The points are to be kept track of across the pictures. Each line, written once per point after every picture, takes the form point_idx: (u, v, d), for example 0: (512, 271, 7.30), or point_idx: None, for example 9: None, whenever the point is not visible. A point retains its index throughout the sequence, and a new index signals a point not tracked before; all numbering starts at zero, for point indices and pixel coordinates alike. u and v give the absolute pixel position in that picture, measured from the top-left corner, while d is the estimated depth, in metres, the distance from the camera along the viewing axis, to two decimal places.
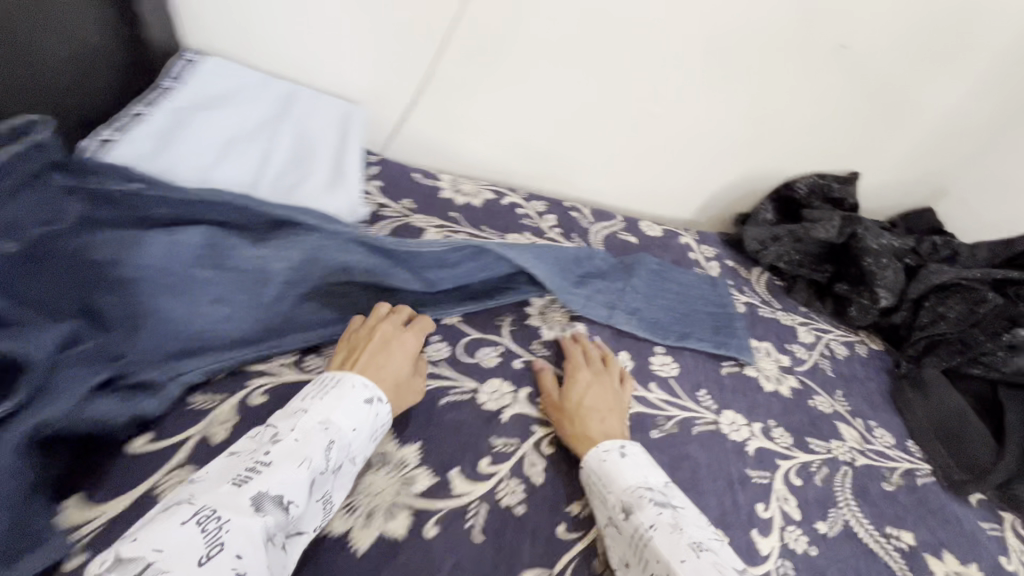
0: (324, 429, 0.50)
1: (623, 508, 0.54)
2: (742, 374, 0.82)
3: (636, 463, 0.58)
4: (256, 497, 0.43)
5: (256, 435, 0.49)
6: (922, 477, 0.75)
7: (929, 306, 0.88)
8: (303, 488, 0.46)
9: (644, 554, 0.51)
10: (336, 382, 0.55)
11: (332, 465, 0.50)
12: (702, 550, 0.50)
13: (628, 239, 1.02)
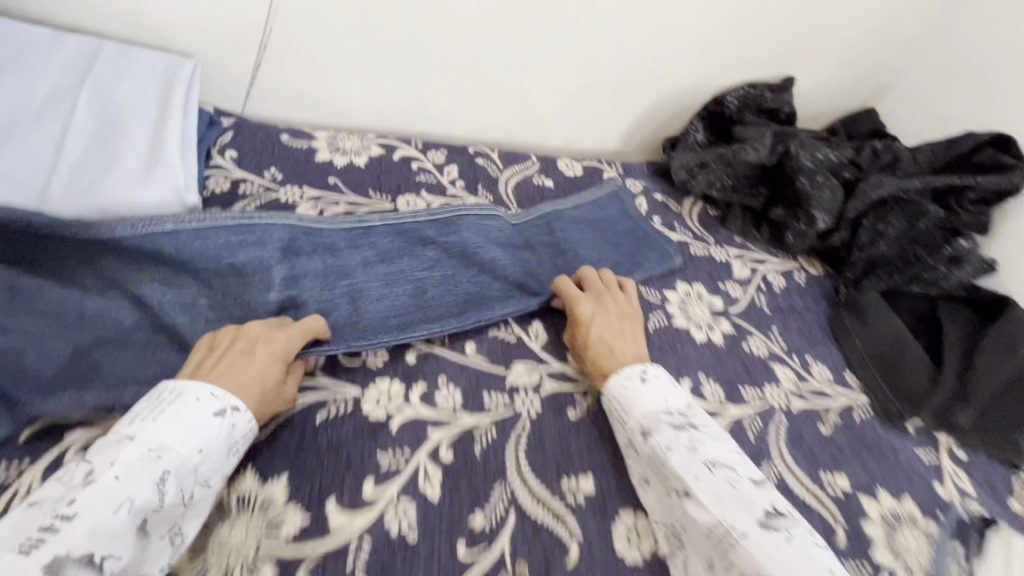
0: (155, 460, 0.43)
1: (641, 430, 0.56)
2: (671, 327, 0.75)
3: (657, 390, 0.59)
4: (53, 560, 0.35)
5: (64, 477, 0.41)
6: (859, 411, 0.71)
7: (868, 225, 0.81)
8: (127, 533, 0.39)
9: (663, 471, 0.53)
10: (175, 397, 0.47)
11: (169, 502, 0.42)
12: (715, 466, 0.51)
13: (544, 184, 0.91)
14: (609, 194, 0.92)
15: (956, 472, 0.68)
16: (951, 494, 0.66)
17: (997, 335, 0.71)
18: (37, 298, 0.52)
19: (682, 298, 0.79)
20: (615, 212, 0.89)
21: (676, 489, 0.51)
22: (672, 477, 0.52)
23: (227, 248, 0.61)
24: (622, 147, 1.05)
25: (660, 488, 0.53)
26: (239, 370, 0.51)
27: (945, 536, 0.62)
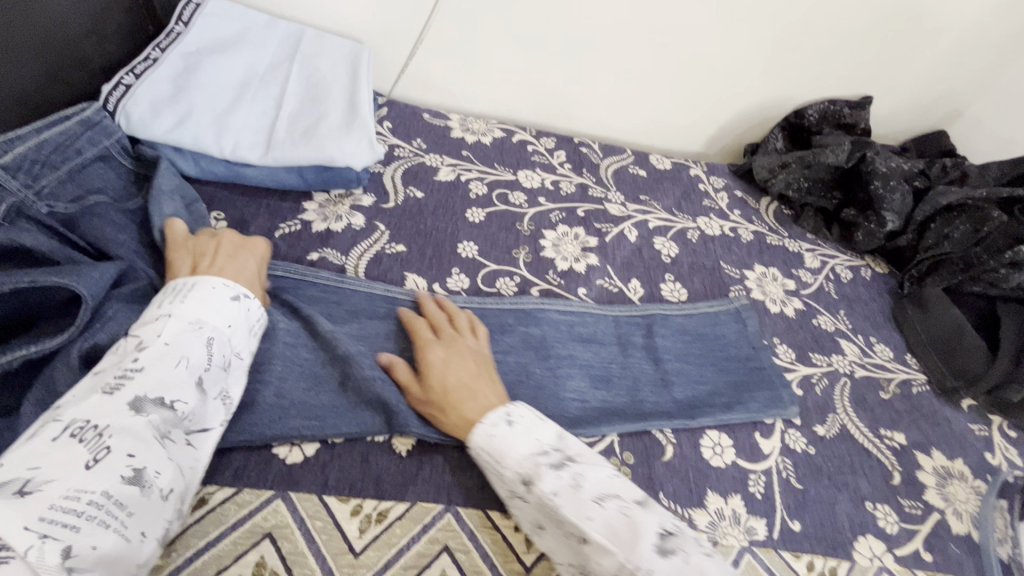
0: (194, 329, 0.49)
1: (522, 480, 0.50)
2: (750, 298, 0.86)
3: (523, 429, 0.53)
4: (135, 400, 0.43)
5: (118, 348, 0.46)
6: (917, 386, 0.80)
7: (935, 228, 0.91)
8: (190, 387, 0.46)
9: (556, 516, 0.48)
10: (190, 287, 0.52)
11: (216, 362, 0.49)
12: (606, 500, 0.48)
13: (638, 172, 1.04)
14: (695, 187, 1.04)
15: (1005, 445, 0.76)
16: (1000, 462, 0.74)
17: None
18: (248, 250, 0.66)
19: (760, 277, 0.90)
20: (700, 202, 1.01)
21: (515, 484, 0.50)
22: (506, 466, 0.51)
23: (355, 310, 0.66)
24: (705, 150, 1.17)
25: (503, 491, 0.52)
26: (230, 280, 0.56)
27: (991, 493, 0.69)
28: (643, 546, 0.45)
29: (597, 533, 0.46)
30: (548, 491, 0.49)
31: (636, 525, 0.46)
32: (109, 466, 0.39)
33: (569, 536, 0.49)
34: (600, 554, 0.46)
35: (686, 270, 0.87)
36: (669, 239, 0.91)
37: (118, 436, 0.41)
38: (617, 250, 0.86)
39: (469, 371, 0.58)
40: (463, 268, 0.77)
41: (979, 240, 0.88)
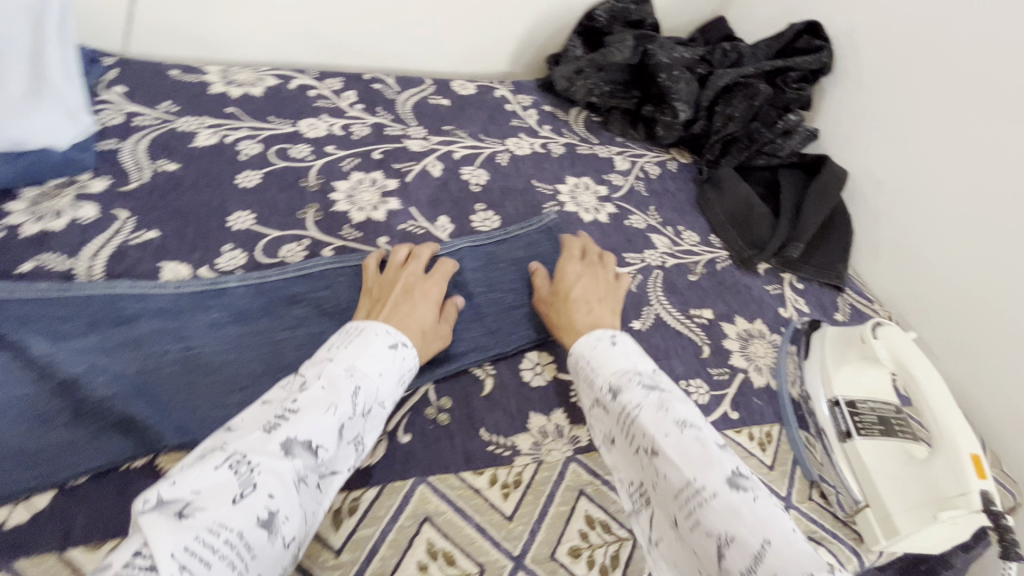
0: (349, 375, 0.49)
1: (611, 389, 0.55)
2: (563, 212, 0.86)
3: (626, 355, 0.58)
4: (285, 441, 0.43)
5: (285, 384, 0.49)
6: (721, 263, 0.86)
7: (719, 110, 0.96)
8: (331, 431, 0.45)
9: (630, 429, 0.52)
10: (359, 332, 0.54)
11: (360, 411, 0.49)
12: (688, 427, 0.49)
13: (440, 103, 0.97)
14: (501, 110, 1.01)
15: (795, 298, 0.84)
16: (791, 314, 0.82)
17: (819, 185, 0.89)
18: None
19: (572, 189, 0.90)
20: (508, 124, 0.98)
21: (604, 392, 0.55)
22: (604, 381, 0.56)
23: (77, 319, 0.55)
24: (512, 69, 1.13)
25: (593, 404, 0.57)
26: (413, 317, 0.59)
27: (785, 343, 0.77)
28: (714, 471, 0.46)
29: (671, 448, 0.48)
30: (634, 404, 0.52)
31: (702, 440, 0.48)
32: (253, 502, 0.39)
33: (635, 453, 0.52)
34: (668, 469, 0.48)
35: (497, 196, 0.85)
36: (477, 168, 0.88)
37: (265, 473, 0.41)
38: (421, 188, 0.81)
39: (597, 292, 0.67)
40: (237, 242, 0.67)
41: (756, 115, 0.95)
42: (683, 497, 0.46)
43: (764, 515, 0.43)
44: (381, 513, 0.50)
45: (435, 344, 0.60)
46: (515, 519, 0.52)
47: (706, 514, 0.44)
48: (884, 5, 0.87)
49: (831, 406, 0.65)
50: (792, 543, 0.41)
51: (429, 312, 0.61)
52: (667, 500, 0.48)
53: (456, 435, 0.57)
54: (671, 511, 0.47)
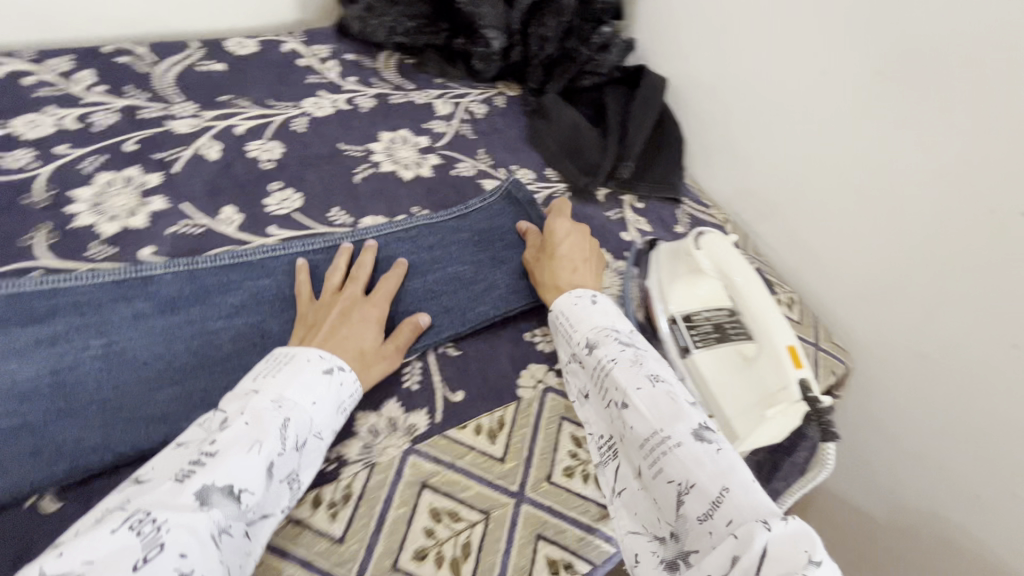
0: (276, 408, 0.45)
1: (587, 342, 0.56)
2: (379, 174, 0.76)
3: (602, 311, 0.58)
4: (200, 490, 0.39)
5: (205, 422, 0.45)
6: (559, 198, 0.82)
7: (533, 32, 0.89)
8: (257, 473, 0.41)
9: (605, 382, 0.53)
10: (288, 359, 0.50)
11: (291, 445, 0.45)
12: (658, 380, 0.50)
13: (212, 68, 0.81)
14: (292, 66, 0.86)
15: (636, 219, 0.82)
16: (634, 236, 0.80)
17: (640, 98, 0.86)
18: None
19: (388, 145, 0.80)
20: (303, 81, 0.85)
21: (581, 344, 0.56)
22: (582, 337, 0.56)
23: None
24: (303, 15, 0.98)
25: (576, 372, 0.58)
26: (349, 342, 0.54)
27: (628, 269, 0.73)
28: (681, 424, 0.46)
29: (642, 401, 0.49)
30: (608, 358, 0.53)
31: (673, 395, 0.49)
32: (162, 566, 0.35)
33: (607, 407, 0.53)
34: (637, 419, 0.48)
35: (297, 169, 0.73)
36: (267, 141, 0.75)
37: (176, 531, 0.36)
38: (194, 178, 0.67)
39: (585, 250, 0.67)
40: None
41: (570, 32, 0.89)
42: (649, 446, 0.47)
43: (728, 464, 0.43)
44: None
45: (381, 364, 0.55)
46: (349, 540, 0.48)
47: (669, 462, 0.45)
48: None
49: (671, 325, 0.64)
50: (753, 495, 0.40)
51: (370, 334, 0.56)
52: (632, 449, 0.49)
53: None
54: (636, 457, 0.48)
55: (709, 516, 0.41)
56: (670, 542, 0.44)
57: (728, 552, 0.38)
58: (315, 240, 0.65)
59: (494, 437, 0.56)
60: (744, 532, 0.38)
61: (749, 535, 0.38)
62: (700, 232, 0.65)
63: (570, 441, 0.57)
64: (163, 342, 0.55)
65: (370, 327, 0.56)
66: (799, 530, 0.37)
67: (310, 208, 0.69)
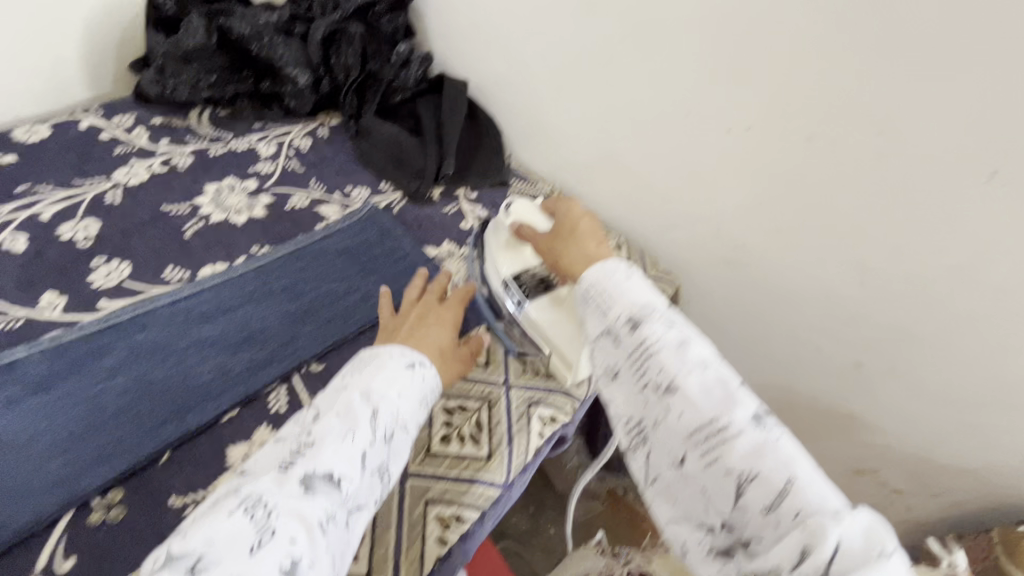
0: (365, 399, 0.46)
1: (627, 322, 0.47)
2: (210, 225, 0.77)
3: (690, 340, 0.46)
4: (302, 479, 0.40)
5: (298, 419, 0.47)
6: (397, 206, 0.87)
7: (335, 62, 0.95)
8: (353, 461, 0.43)
9: (647, 367, 0.46)
10: (374, 357, 0.51)
11: (381, 434, 0.45)
12: (710, 367, 0.45)
13: (1, 162, 0.78)
14: (94, 142, 0.85)
15: (472, 208, 0.90)
16: (473, 223, 0.88)
17: (447, 101, 0.94)
18: None
19: (215, 196, 0.81)
20: (110, 153, 0.84)
21: (620, 322, 0.48)
22: (654, 364, 0.46)
23: None
24: (99, 90, 0.96)
25: (620, 360, 0.48)
26: (425, 342, 0.56)
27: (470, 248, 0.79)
28: (738, 412, 0.43)
29: (693, 390, 0.44)
30: (651, 338, 0.46)
31: (736, 399, 0.44)
32: (270, 553, 0.36)
33: (646, 391, 0.46)
34: (687, 407, 0.44)
35: (120, 240, 0.72)
36: (80, 220, 0.73)
37: (282, 518, 0.38)
38: (2, 274, 0.65)
39: (596, 232, 0.58)
40: None
41: (369, 55, 0.96)
42: (703, 435, 0.43)
43: (789, 454, 0.41)
44: None
45: (456, 366, 0.58)
46: None
47: (730, 451, 0.42)
48: None
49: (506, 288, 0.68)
50: (815, 484, 0.39)
51: (447, 332, 0.58)
52: (676, 435, 0.44)
53: (139, 522, 0.50)
54: (688, 451, 0.44)
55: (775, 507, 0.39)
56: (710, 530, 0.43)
57: (798, 545, 0.36)
58: (156, 303, 0.66)
59: None
60: (809, 521, 0.37)
61: (821, 526, 0.36)
62: (512, 201, 0.71)
63: (442, 412, 0.63)
64: None
65: (445, 327, 0.59)
66: (868, 519, 0.37)
67: (141, 273, 0.69)
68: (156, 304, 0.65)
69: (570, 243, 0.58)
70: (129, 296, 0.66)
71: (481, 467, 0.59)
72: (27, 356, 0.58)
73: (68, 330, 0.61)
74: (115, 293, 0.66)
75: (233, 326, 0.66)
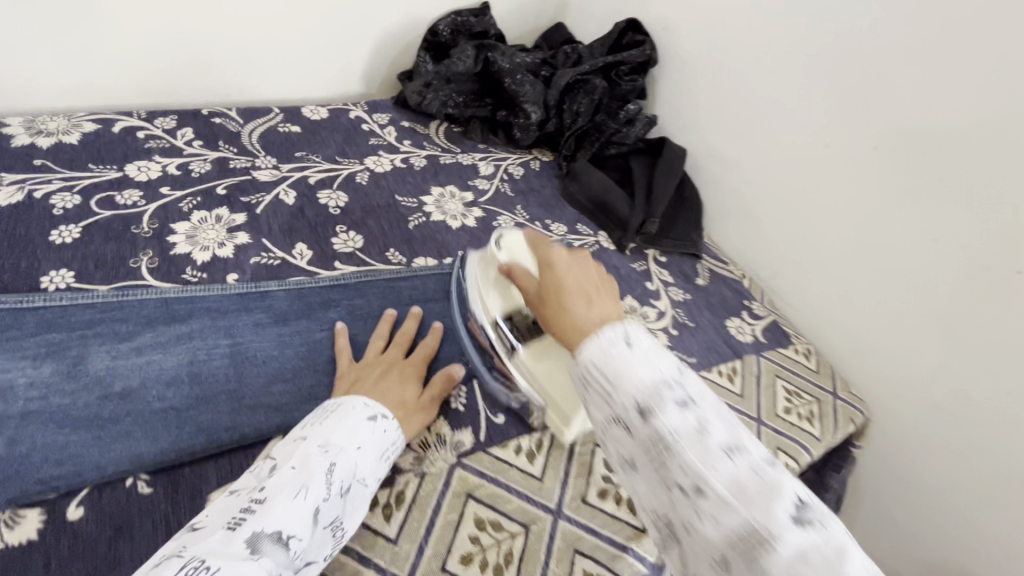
0: (324, 453, 0.47)
1: (639, 411, 0.36)
2: (429, 222, 0.86)
3: (648, 353, 0.38)
4: (252, 537, 0.38)
5: (257, 472, 0.46)
6: (590, 249, 0.89)
7: (567, 108, 1.02)
8: (304, 518, 0.42)
9: (664, 459, 0.35)
10: (335, 408, 0.52)
11: (335, 491, 0.45)
12: (692, 406, 0.36)
13: (290, 130, 0.94)
14: (357, 130, 0.99)
15: (659, 270, 0.90)
16: (657, 286, 0.87)
17: (663, 164, 0.97)
18: None
19: (438, 199, 0.90)
20: (367, 143, 0.97)
21: (627, 410, 0.36)
22: (622, 396, 0.37)
23: None
24: (367, 90, 1.13)
25: (603, 415, 0.38)
26: (385, 396, 0.56)
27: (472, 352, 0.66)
28: (780, 505, 0.31)
29: (722, 481, 0.33)
30: (667, 429, 0.35)
31: (704, 425, 0.35)
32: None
33: (666, 483, 0.35)
34: (714, 484, 0.33)
35: (359, 215, 0.83)
36: (334, 191, 0.85)
37: None
38: (274, 218, 0.77)
39: (592, 279, 0.48)
40: (75, 268, 0.64)
41: (600, 107, 1.02)
42: (706, 523, 0.33)
43: (840, 553, 0.30)
44: None
45: (418, 417, 0.57)
46: (399, 551, 0.50)
47: (687, 459, 0.34)
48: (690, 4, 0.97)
49: (494, 327, 0.62)
50: (837, 553, 0.30)
51: (410, 390, 0.59)
52: (687, 534, 0.34)
53: None
54: (655, 481, 0.35)
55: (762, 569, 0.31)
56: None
57: None
58: (377, 277, 0.73)
59: (533, 458, 0.60)
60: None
61: None
62: (501, 233, 0.64)
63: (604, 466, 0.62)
64: (236, 353, 0.60)
65: (409, 383, 0.59)
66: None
67: (370, 247, 0.78)
68: (376, 277, 0.73)
69: (562, 292, 0.47)
70: (359, 265, 0.75)
71: (635, 539, 0.56)
72: (277, 292, 0.67)
73: (310, 279, 0.70)
74: (348, 260, 0.75)
75: (433, 318, 0.71)
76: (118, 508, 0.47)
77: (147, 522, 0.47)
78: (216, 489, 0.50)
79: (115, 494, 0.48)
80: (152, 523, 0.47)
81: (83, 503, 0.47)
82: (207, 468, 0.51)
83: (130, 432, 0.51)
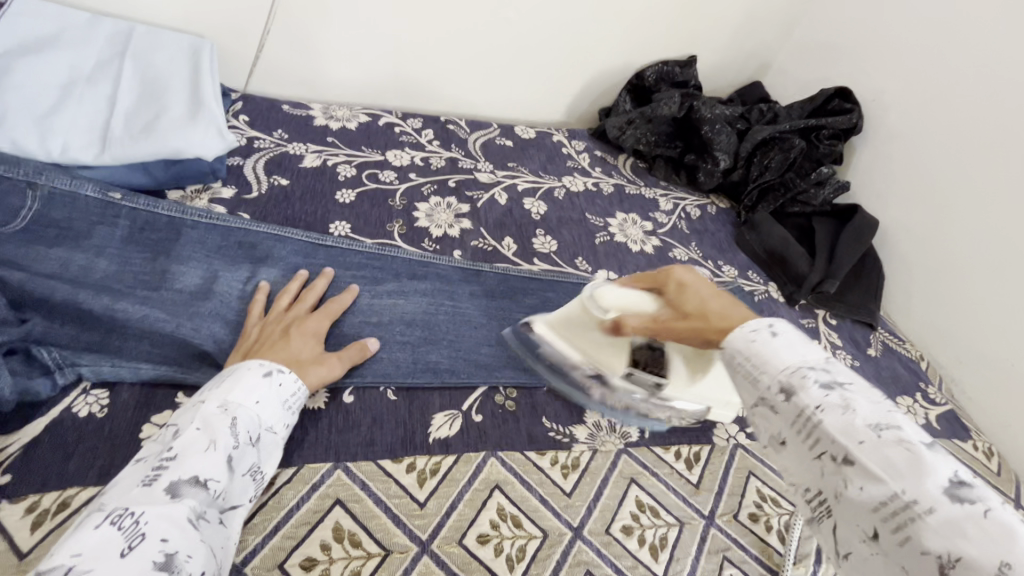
0: (224, 411, 0.49)
1: (777, 385, 0.45)
2: (613, 242, 0.95)
3: (791, 341, 0.46)
4: (170, 486, 0.42)
5: (157, 438, 0.47)
6: (759, 296, 0.93)
7: (757, 161, 1.06)
8: (219, 464, 0.45)
9: (767, 381, 0.45)
10: (227, 375, 0.53)
11: (243, 440, 0.48)
12: (832, 388, 0.43)
13: (505, 143, 1.10)
14: (558, 152, 1.13)
15: (828, 331, 0.90)
16: (824, 345, 0.88)
17: (850, 231, 0.97)
18: (73, 241, 0.65)
19: (622, 223, 1.00)
20: (564, 164, 1.10)
21: (773, 392, 0.45)
22: (766, 370, 0.46)
23: (210, 294, 0.66)
24: (566, 119, 1.27)
25: (752, 397, 0.47)
26: (286, 351, 0.58)
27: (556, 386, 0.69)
28: (869, 441, 0.39)
29: (827, 417, 0.41)
30: (799, 386, 0.43)
31: (849, 403, 0.42)
32: (143, 552, 0.37)
33: (774, 411, 0.45)
34: (829, 434, 0.41)
35: (555, 224, 0.95)
36: (537, 199, 0.98)
37: (154, 521, 0.39)
38: (489, 213, 0.92)
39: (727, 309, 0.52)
40: (351, 222, 0.83)
41: (792, 165, 1.05)
42: (816, 450, 0.41)
43: (927, 468, 0.37)
44: (458, 477, 0.58)
45: (316, 369, 0.59)
46: (574, 502, 0.59)
47: (831, 431, 0.41)
48: (912, 81, 0.98)
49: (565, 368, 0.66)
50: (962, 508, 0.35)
51: (309, 347, 0.61)
52: (803, 458, 0.42)
53: (522, 420, 0.64)
54: (803, 454, 0.43)
55: (908, 534, 0.35)
56: (841, 560, 0.40)
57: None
58: (566, 279, 0.85)
59: (691, 466, 0.66)
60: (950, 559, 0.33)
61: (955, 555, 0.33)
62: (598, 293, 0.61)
63: (756, 493, 0.65)
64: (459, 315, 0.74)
65: (304, 341, 0.61)
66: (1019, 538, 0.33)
67: (562, 252, 0.89)
68: (566, 279, 0.85)
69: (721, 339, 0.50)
70: (553, 265, 0.87)
71: (781, 565, 0.59)
72: (488, 272, 0.81)
73: (514, 268, 0.83)
74: (544, 259, 0.87)
75: None
76: (373, 405, 0.62)
77: (393, 419, 0.61)
78: (439, 412, 0.63)
79: (372, 394, 0.62)
80: (396, 421, 0.61)
81: (352, 393, 0.62)
82: (432, 396, 0.64)
83: (385, 352, 0.66)
